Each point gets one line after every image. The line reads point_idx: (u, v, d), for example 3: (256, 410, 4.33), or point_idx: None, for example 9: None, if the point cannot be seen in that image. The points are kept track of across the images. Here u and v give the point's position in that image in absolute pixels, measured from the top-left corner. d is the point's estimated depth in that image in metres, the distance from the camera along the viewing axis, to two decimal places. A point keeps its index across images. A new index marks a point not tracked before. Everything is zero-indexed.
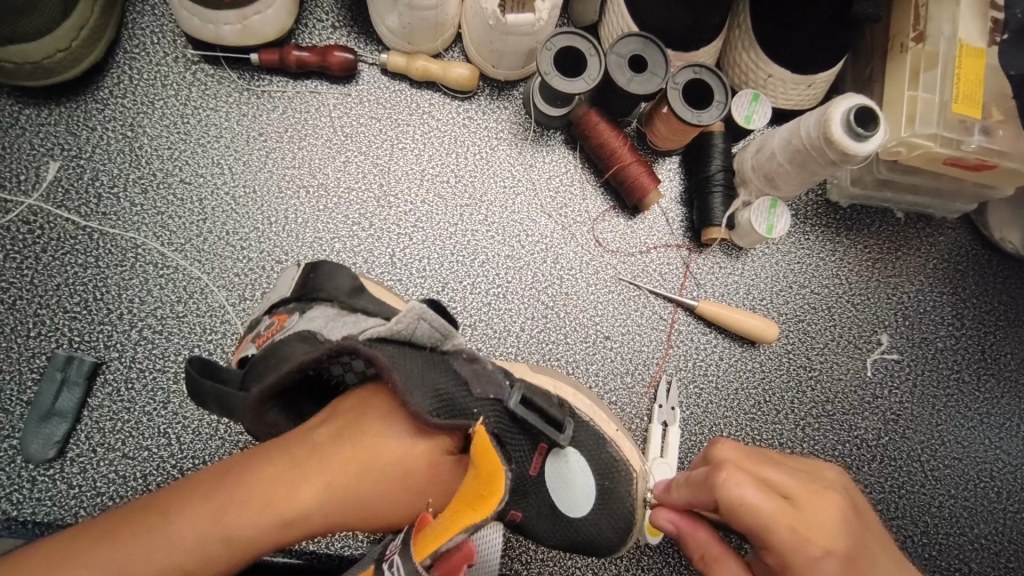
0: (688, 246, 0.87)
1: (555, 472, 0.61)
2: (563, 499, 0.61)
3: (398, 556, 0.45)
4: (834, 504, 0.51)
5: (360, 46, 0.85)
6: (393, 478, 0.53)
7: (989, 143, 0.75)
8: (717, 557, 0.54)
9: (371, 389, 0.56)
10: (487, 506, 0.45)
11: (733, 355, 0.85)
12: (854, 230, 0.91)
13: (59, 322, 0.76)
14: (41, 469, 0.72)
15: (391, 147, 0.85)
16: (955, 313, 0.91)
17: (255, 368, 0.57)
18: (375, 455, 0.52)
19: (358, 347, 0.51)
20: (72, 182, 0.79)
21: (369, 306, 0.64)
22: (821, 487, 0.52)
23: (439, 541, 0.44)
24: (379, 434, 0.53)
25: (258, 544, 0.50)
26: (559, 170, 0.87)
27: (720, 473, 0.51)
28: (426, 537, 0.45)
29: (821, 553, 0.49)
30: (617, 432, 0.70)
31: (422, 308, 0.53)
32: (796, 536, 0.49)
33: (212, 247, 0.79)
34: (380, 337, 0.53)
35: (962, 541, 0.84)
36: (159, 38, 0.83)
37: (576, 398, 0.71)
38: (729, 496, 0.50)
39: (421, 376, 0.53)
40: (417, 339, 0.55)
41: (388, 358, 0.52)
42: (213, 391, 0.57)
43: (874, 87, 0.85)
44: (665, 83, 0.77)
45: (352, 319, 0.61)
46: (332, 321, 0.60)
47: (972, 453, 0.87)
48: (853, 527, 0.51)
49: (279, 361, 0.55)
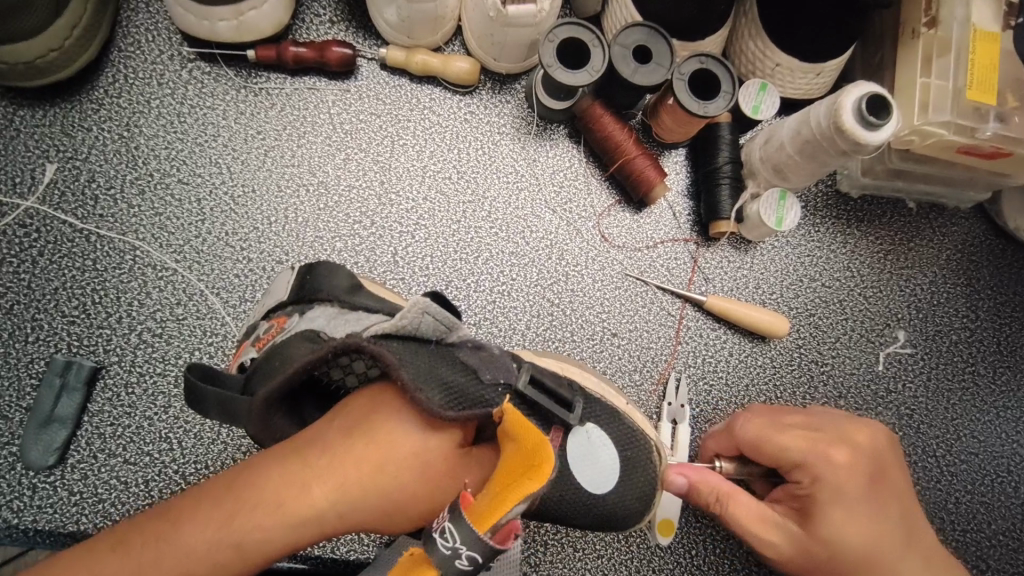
0: (696, 240, 0.85)
1: (579, 446, 0.60)
2: (586, 474, 0.60)
3: (449, 522, 0.44)
4: (867, 435, 0.61)
5: (359, 41, 0.84)
6: (409, 475, 0.51)
7: (1005, 130, 0.73)
8: (729, 494, 0.61)
9: (382, 384, 0.53)
10: (542, 474, 0.45)
11: (743, 350, 0.83)
12: (865, 221, 0.89)
13: (58, 327, 0.74)
14: (41, 476, 0.71)
15: (392, 143, 0.84)
16: (969, 305, 0.89)
17: (259, 371, 0.54)
18: (391, 449, 0.50)
19: (362, 345, 0.50)
20: (68, 184, 0.78)
21: (368, 302, 0.62)
22: (855, 424, 0.62)
23: (498, 513, 0.43)
24: (394, 429, 0.51)
25: (270, 550, 0.48)
26: (563, 165, 0.86)
27: (742, 417, 0.67)
28: (480, 507, 0.44)
29: (845, 468, 0.58)
30: (628, 405, 0.70)
31: (425, 303, 0.50)
32: (825, 447, 0.59)
33: (212, 248, 0.78)
34: (384, 334, 0.51)
35: (980, 538, 0.83)
36: (154, 36, 0.81)
37: (597, 386, 0.70)
38: (748, 430, 0.65)
39: (428, 368, 0.51)
40: (423, 332, 0.52)
41: (395, 355, 0.50)
42: (217, 396, 0.53)
43: (886, 75, 0.82)
44: (672, 75, 0.75)
45: (355, 315, 0.59)
46: (335, 318, 0.58)
47: (989, 447, 0.85)
48: (881, 454, 0.60)
49: (286, 360, 0.53)
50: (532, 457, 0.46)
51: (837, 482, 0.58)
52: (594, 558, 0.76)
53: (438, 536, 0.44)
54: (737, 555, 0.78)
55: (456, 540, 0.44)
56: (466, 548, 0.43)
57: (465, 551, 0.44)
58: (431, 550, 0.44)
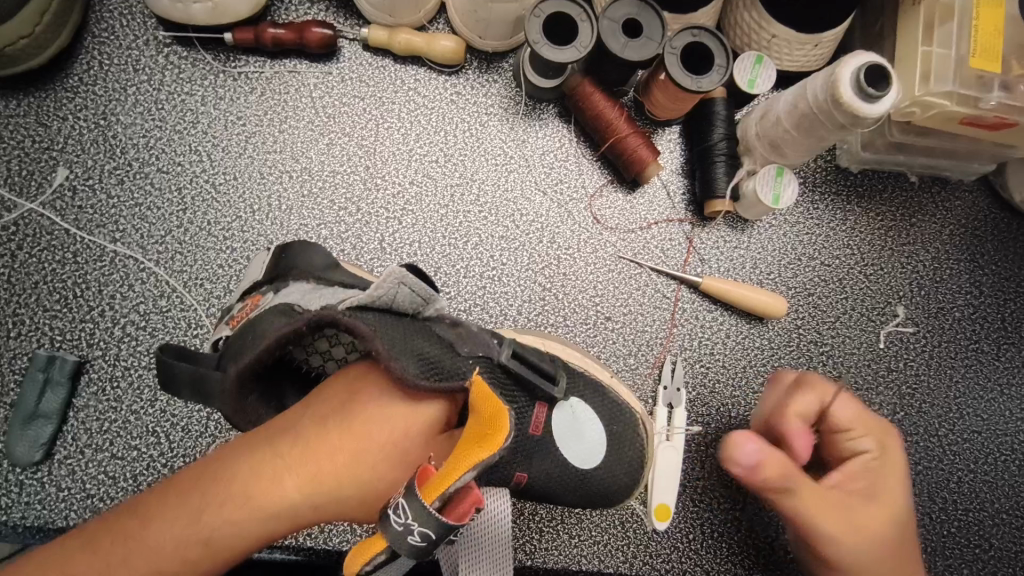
0: (691, 220, 0.83)
1: (566, 424, 0.60)
2: (575, 450, 0.60)
3: (403, 498, 0.42)
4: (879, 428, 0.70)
5: (340, 21, 0.82)
6: (387, 463, 0.49)
7: (1010, 100, 0.70)
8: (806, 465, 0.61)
9: (362, 364, 0.53)
10: (494, 443, 0.43)
11: (740, 332, 0.81)
12: (865, 196, 0.86)
13: (40, 322, 0.73)
14: (28, 473, 0.70)
15: (376, 126, 0.81)
16: (973, 281, 0.86)
17: (232, 346, 0.53)
18: (365, 437, 0.49)
19: (338, 318, 0.48)
20: (46, 176, 0.76)
21: (344, 280, 0.60)
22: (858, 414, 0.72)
23: (447, 482, 0.42)
24: (371, 416, 0.50)
25: (242, 545, 0.46)
26: (553, 145, 0.83)
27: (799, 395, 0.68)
28: (434, 480, 0.43)
29: (893, 452, 0.65)
30: (613, 379, 0.69)
31: (403, 272, 0.49)
32: (884, 437, 0.65)
33: (194, 238, 0.76)
34: (360, 306, 0.50)
35: (982, 517, 0.81)
36: (129, 21, 0.79)
37: (582, 359, 0.69)
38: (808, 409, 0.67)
39: (403, 341, 0.50)
40: (398, 306, 0.52)
41: (369, 326, 0.49)
42: (190, 377, 0.52)
43: (886, 45, 0.79)
44: (663, 49, 0.72)
45: (330, 290, 0.57)
46: (309, 293, 0.56)
47: (992, 425, 0.83)
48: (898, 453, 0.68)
49: (258, 335, 0.51)
50: (489, 427, 0.45)
51: (893, 469, 0.64)
52: (590, 545, 0.75)
53: (392, 513, 0.42)
54: (735, 540, 0.77)
55: (408, 516, 0.42)
56: (417, 525, 0.41)
57: (416, 527, 0.41)
58: (384, 528, 0.42)
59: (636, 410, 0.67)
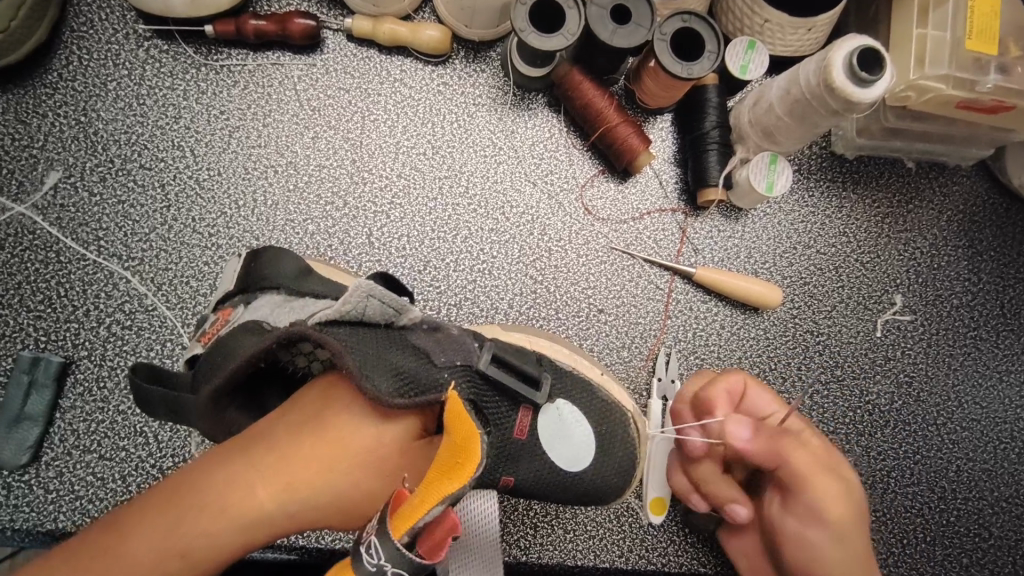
0: (684, 210, 0.82)
1: (552, 425, 0.59)
2: (562, 451, 0.59)
3: (374, 536, 0.42)
4: None
5: (324, 12, 0.80)
6: (365, 469, 0.49)
7: (1007, 82, 0.69)
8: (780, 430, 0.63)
9: (335, 374, 0.51)
10: (462, 475, 0.42)
11: (734, 323, 0.80)
12: (861, 182, 0.85)
13: (24, 322, 0.72)
14: (16, 475, 0.69)
15: (362, 119, 0.80)
16: (971, 268, 0.85)
17: (204, 364, 0.52)
18: (343, 444, 0.49)
19: (309, 334, 0.47)
20: (26, 173, 0.75)
21: (317, 287, 0.59)
22: None
23: (416, 516, 0.41)
24: (347, 422, 0.49)
25: (220, 556, 0.46)
26: (542, 135, 0.82)
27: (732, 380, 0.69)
28: (403, 512, 0.42)
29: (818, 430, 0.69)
30: (603, 376, 0.68)
31: (368, 285, 0.49)
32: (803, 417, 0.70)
33: (179, 235, 0.75)
34: (330, 320, 0.49)
35: (982, 506, 0.80)
36: (107, 14, 0.77)
37: (569, 357, 0.67)
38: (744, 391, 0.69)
39: (375, 356, 0.49)
40: (370, 318, 0.51)
41: (340, 343, 0.48)
42: (163, 398, 0.52)
43: (880, 28, 0.78)
44: (652, 35, 0.70)
45: (300, 302, 0.56)
46: (278, 307, 0.55)
47: (991, 413, 0.82)
48: None
49: (229, 355, 0.50)
50: (459, 453, 0.44)
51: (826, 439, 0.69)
52: (585, 539, 0.74)
53: (364, 551, 0.42)
54: None
55: (381, 556, 0.41)
56: (390, 566, 0.41)
57: (389, 567, 0.41)
58: (356, 566, 0.42)
59: (628, 408, 0.66)
